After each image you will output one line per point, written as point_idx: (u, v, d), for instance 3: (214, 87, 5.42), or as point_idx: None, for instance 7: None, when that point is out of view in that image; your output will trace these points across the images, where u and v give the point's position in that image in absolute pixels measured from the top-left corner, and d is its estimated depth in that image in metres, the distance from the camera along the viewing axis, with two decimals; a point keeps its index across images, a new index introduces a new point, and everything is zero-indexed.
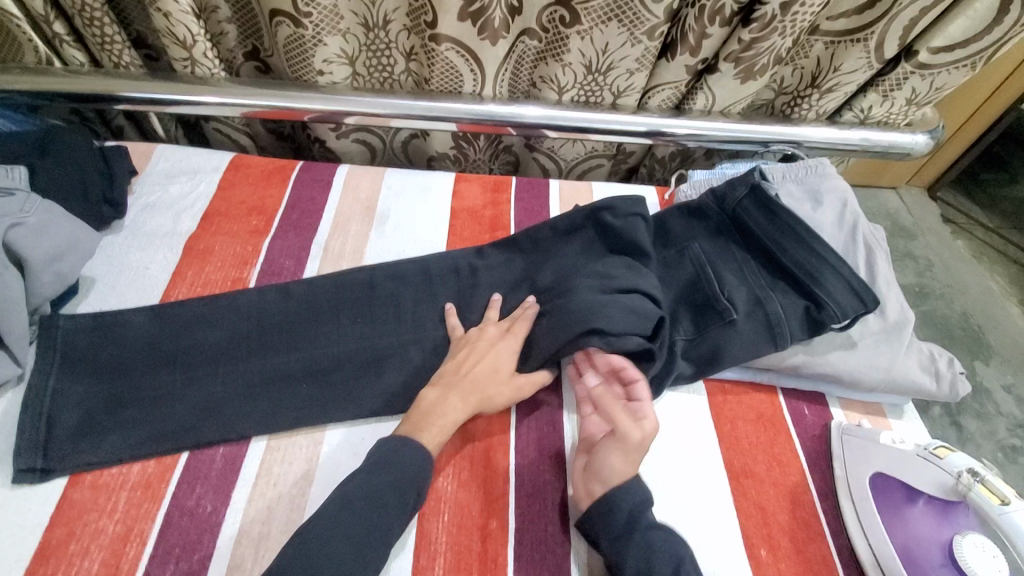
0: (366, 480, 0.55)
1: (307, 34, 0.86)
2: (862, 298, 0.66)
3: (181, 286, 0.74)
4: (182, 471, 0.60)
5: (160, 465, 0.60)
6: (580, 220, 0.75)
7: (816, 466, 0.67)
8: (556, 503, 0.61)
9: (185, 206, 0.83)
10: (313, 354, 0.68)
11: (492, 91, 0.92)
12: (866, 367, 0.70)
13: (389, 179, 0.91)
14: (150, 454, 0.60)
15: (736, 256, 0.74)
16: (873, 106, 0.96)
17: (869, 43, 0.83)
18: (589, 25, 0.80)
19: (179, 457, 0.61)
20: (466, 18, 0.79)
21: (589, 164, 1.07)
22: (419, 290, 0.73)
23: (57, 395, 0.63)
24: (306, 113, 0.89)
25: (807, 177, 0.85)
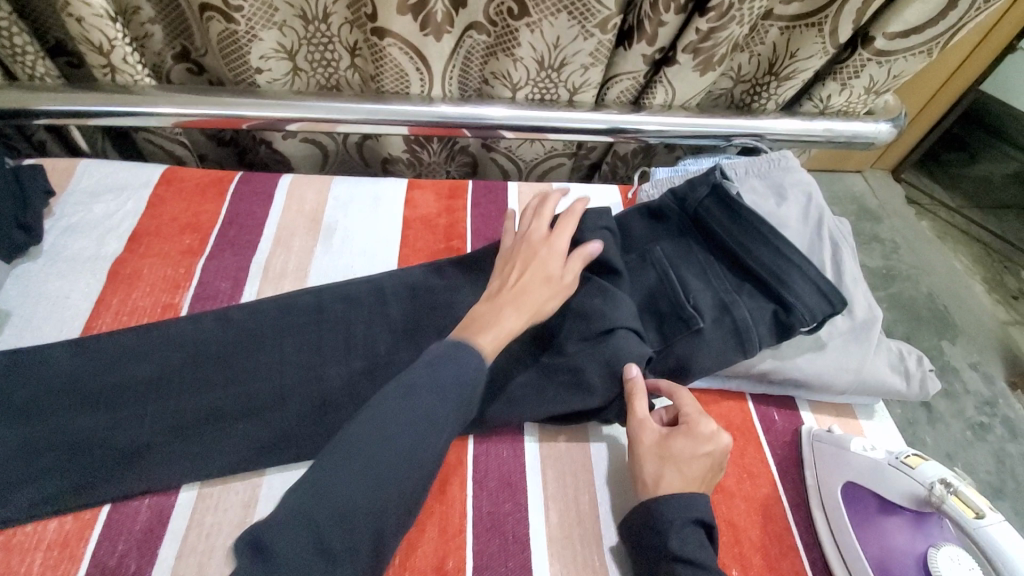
0: (353, 437, 0.49)
1: (241, 29, 0.77)
2: (829, 298, 0.63)
3: (105, 316, 0.68)
4: (104, 527, 0.55)
5: (78, 521, 0.56)
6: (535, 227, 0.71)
7: (787, 475, 0.65)
8: (515, 535, 0.57)
9: (111, 226, 0.77)
10: (252, 385, 0.63)
11: (441, 91, 0.86)
12: (836, 370, 0.68)
13: (335, 188, 0.86)
14: (68, 509, 0.56)
15: (700, 258, 0.70)
16: (832, 95, 0.93)
17: (824, 28, 0.81)
18: (539, 17, 0.76)
19: (99, 511, 0.56)
20: (407, 12, 0.73)
21: (548, 164, 1.03)
22: (366, 310, 0.69)
23: None
24: (244, 121, 0.82)
25: (770, 171, 0.82)
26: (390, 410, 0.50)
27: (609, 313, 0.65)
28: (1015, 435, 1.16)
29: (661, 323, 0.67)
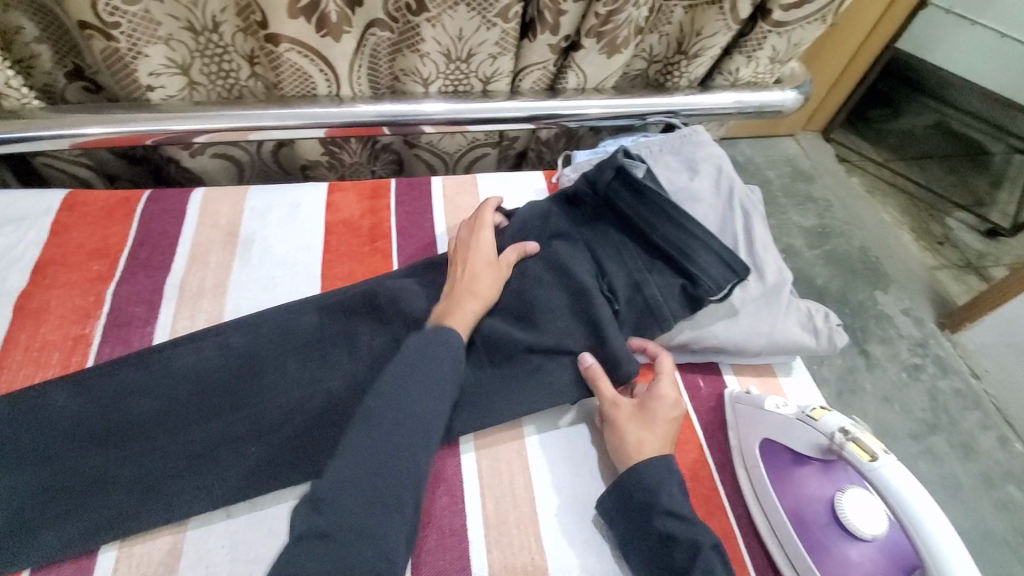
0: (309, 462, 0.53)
1: (122, 47, 0.72)
2: (733, 268, 0.66)
3: (14, 353, 0.66)
4: None
5: None
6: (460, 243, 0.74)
7: (713, 438, 0.68)
8: (453, 527, 0.58)
9: (11, 260, 0.73)
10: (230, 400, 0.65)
11: (351, 90, 0.84)
12: (749, 335, 0.71)
13: (252, 198, 0.84)
14: None
15: (614, 239, 0.72)
16: (740, 68, 0.95)
17: (724, 5, 0.83)
18: (437, 12, 0.75)
19: None
20: (299, 16, 0.71)
21: (473, 154, 1.03)
22: (289, 334, 0.69)
23: None
24: (145, 137, 0.79)
25: (682, 147, 0.85)
26: (390, 389, 0.57)
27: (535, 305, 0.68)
28: (945, 371, 1.24)
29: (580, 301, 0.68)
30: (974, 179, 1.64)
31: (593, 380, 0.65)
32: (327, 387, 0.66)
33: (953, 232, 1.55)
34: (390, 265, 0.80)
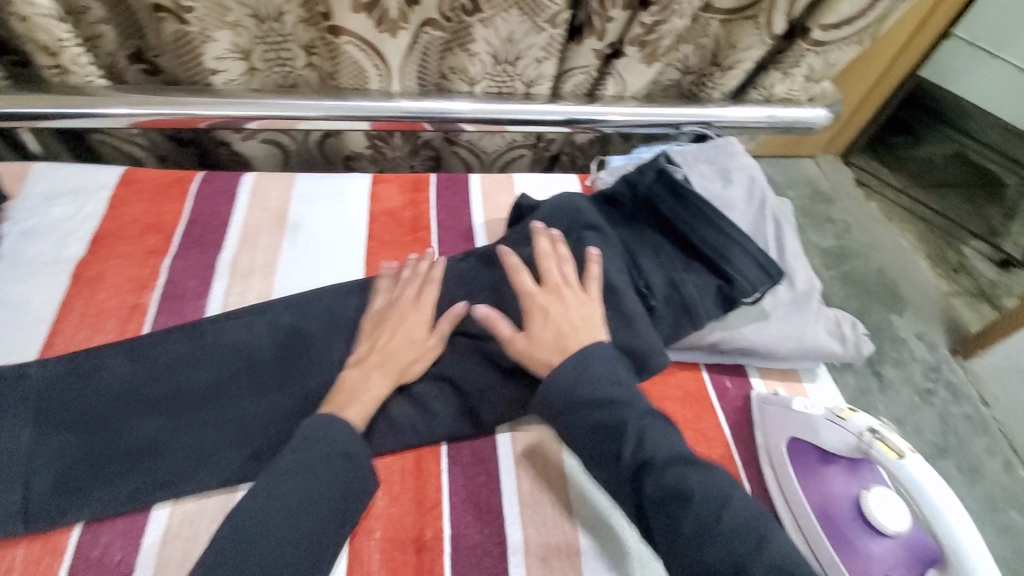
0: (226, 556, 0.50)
1: (194, 31, 0.76)
2: (768, 271, 0.69)
3: (71, 317, 0.69)
4: (74, 552, 0.56)
5: (46, 545, 0.56)
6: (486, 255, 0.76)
7: (740, 436, 0.71)
8: (490, 504, 0.61)
9: (70, 229, 0.76)
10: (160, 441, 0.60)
11: (400, 87, 0.88)
12: (779, 338, 0.73)
13: (299, 185, 0.87)
14: (38, 530, 0.56)
15: (652, 240, 0.74)
16: (775, 84, 0.98)
17: (760, 19, 0.86)
18: (491, 13, 0.79)
19: (72, 532, 0.57)
20: (361, 10, 0.75)
21: (510, 155, 1.06)
22: (336, 309, 0.71)
23: None
24: (200, 121, 0.83)
25: (718, 156, 0.87)
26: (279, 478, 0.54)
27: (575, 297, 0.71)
28: (956, 397, 1.25)
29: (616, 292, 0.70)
30: (989, 208, 1.67)
31: (489, 324, 0.66)
32: None
33: (967, 260, 1.57)
34: (430, 255, 0.83)
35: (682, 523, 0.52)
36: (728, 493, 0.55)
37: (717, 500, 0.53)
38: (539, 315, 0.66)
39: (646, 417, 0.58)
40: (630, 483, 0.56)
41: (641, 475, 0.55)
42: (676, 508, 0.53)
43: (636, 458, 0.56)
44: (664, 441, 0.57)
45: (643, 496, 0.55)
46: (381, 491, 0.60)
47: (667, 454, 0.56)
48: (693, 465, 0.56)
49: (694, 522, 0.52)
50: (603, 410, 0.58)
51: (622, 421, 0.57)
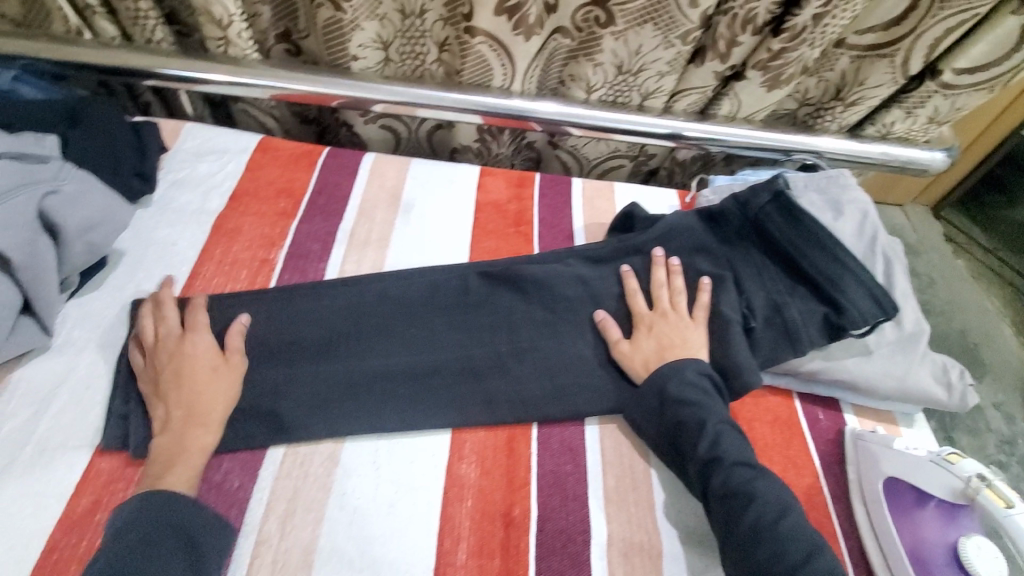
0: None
1: (346, 19, 0.84)
2: (882, 305, 0.67)
3: (209, 264, 0.75)
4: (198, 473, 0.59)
5: None
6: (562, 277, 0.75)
7: (829, 468, 0.69)
8: (577, 493, 0.62)
9: (213, 184, 0.83)
10: (192, 463, 0.57)
11: (521, 87, 0.92)
12: (881, 376, 0.72)
13: (414, 169, 0.92)
14: None
15: (757, 260, 0.74)
16: (895, 122, 0.97)
17: (896, 59, 0.85)
18: (624, 27, 0.82)
19: None
20: (502, 13, 0.79)
21: (610, 163, 1.08)
22: (443, 289, 0.74)
23: (91, 367, 0.65)
24: (333, 98, 0.88)
25: (829, 188, 0.85)
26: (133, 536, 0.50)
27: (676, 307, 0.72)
28: None
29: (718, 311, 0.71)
30: None
31: (604, 330, 0.71)
32: (470, 352, 0.70)
33: None
34: (532, 249, 0.85)
35: (745, 518, 0.55)
36: (790, 504, 0.57)
37: (779, 504, 0.56)
38: (644, 327, 0.71)
39: (723, 423, 0.62)
40: (699, 477, 0.60)
41: (709, 469, 0.59)
42: (738, 506, 0.56)
43: (707, 454, 0.60)
44: (736, 444, 0.61)
45: (708, 488, 0.59)
46: (473, 463, 0.63)
47: (738, 457, 0.60)
48: (762, 472, 0.59)
49: (754, 519, 0.55)
50: (679, 404, 0.64)
51: (701, 421, 0.62)
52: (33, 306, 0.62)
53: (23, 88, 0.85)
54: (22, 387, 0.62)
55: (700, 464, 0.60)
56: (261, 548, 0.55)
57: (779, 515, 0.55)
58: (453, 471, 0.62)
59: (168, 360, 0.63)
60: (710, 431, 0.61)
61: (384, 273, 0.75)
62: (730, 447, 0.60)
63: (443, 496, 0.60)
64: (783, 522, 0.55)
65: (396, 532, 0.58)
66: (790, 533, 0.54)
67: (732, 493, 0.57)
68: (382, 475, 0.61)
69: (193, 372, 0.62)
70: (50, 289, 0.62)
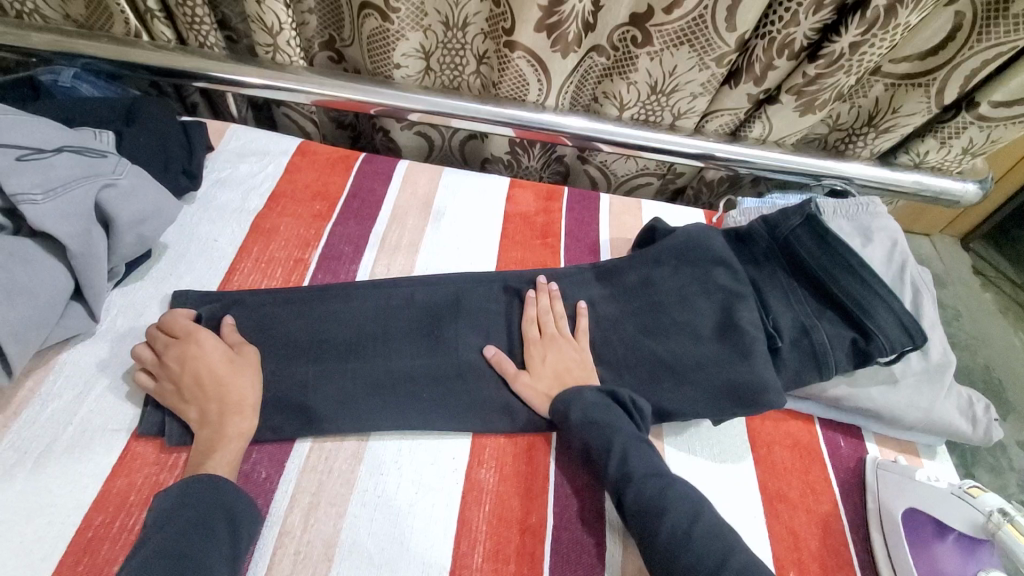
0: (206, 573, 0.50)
1: (392, 29, 0.87)
2: (910, 333, 0.67)
3: (247, 261, 0.78)
4: None
5: None
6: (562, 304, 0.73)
7: (848, 496, 0.69)
8: (593, 505, 0.63)
9: (254, 184, 0.86)
10: (235, 447, 0.60)
11: (555, 102, 0.94)
12: (906, 407, 0.71)
13: (445, 178, 0.94)
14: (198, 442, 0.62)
15: (784, 283, 0.75)
16: (929, 151, 0.96)
17: (930, 90, 0.85)
18: (660, 47, 0.84)
19: None
20: (542, 30, 0.81)
21: (638, 181, 1.10)
22: (469, 294, 0.75)
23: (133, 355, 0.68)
24: (370, 107, 0.91)
25: (857, 214, 0.84)
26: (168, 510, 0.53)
27: (699, 326, 0.72)
28: None
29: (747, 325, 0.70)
30: None
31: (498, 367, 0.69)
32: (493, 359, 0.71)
33: None
34: (558, 262, 0.87)
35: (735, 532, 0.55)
36: (704, 510, 0.57)
37: (691, 515, 0.55)
38: (538, 359, 0.69)
39: (632, 439, 0.61)
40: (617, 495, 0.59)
41: (621, 486, 0.58)
42: (653, 520, 0.55)
43: (618, 473, 0.59)
44: (645, 459, 0.60)
45: (623, 506, 0.57)
46: (493, 468, 0.64)
47: (647, 470, 0.59)
48: (674, 487, 0.58)
49: (669, 532, 0.54)
50: (583, 425, 0.63)
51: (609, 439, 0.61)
52: (83, 293, 0.65)
53: (83, 86, 0.90)
54: (68, 369, 0.65)
55: (613, 482, 0.59)
56: (284, 539, 0.57)
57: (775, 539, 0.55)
58: (472, 476, 0.63)
59: (180, 367, 0.62)
60: (619, 448, 0.60)
61: (409, 279, 0.75)
62: (639, 462, 0.59)
63: (462, 499, 0.61)
64: (697, 531, 0.54)
65: (415, 531, 0.59)
66: (705, 543, 0.53)
67: (647, 508, 0.56)
68: (403, 475, 0.63)
69: (211, 371, 0.62)
70: (97, 277, 0.65)
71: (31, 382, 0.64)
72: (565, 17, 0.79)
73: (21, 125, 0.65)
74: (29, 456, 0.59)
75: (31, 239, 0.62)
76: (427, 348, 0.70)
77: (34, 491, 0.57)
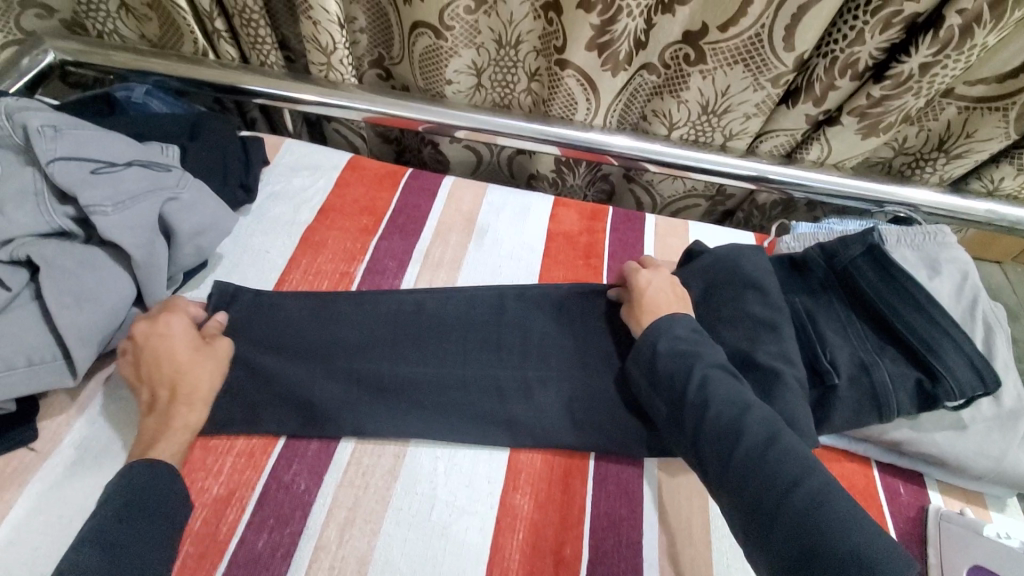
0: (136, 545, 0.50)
1: (446, 46, 0.89)
2: (984, 377, 0.62)
3: (295, 272, 0.80)
4: (273, 466, 0.63)
5: (249, 462, 0.63)
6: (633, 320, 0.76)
7: (909, 549, 0.64)
8: (630, 542, 0.61)
9: (305, 198, 0.89)
10: (180, 438, 0.60)
11: (602, 121, 0.93)
12: (975, 454, 0.66)
13: (490, 195, 0.94)
14: (243, 451, 0.63)
15: (841, 314, 0.71)
16: (1005, 178, 0.89)
17: (1009, 113, 0.79)
18: (713, 66, 0.82)
19: (269, 457, 0.64)
20: (593, 49, 0.81)
21: (685, 202, 1.07)
22: (509, 318, 0.76)
23: None
24: (419, 123, 0.93)
25: (924, 244, 0.79)
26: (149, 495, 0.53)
27: None
28: None
29: (783, 364, 0.65)
30: None
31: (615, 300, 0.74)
32: (532, 378, 0.70)
33: None
34: (600, 283, 0.85)
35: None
36: None
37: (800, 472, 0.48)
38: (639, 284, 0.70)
39: None
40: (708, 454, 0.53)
41: None
42: None
43: None
44: None
45: None
46: (528, 494, 0.63)
47: None
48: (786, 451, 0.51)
49: None
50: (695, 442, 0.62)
51: None
52: (144, 301, 0.69)
53: (153, 101, 0.94)
54: (127, 373, 0.69)
55: None
56: (320, 553, 0.57)
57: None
58: (507, 501, 0.62)
59: (145, 341, 0.63)
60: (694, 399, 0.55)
61: (448, 295, 0.77)
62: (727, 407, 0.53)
63: (496, 525, 0.61)
64: None
65: (448, 554, 0.58)
66: None
67: None
68: (438, 495, 0.62)
69: (171, 357, 0.62)
70: (159, 284, 0.68)
71: (93, 384, 0.67)
72: (617, 36, 0.78)
73: (98, 140, 0.70)
74: (88, 455, 0.62)
75: (99, 247, 0.66)
76: (463, 364, 0.71)
77: (93, 489, 0.60)
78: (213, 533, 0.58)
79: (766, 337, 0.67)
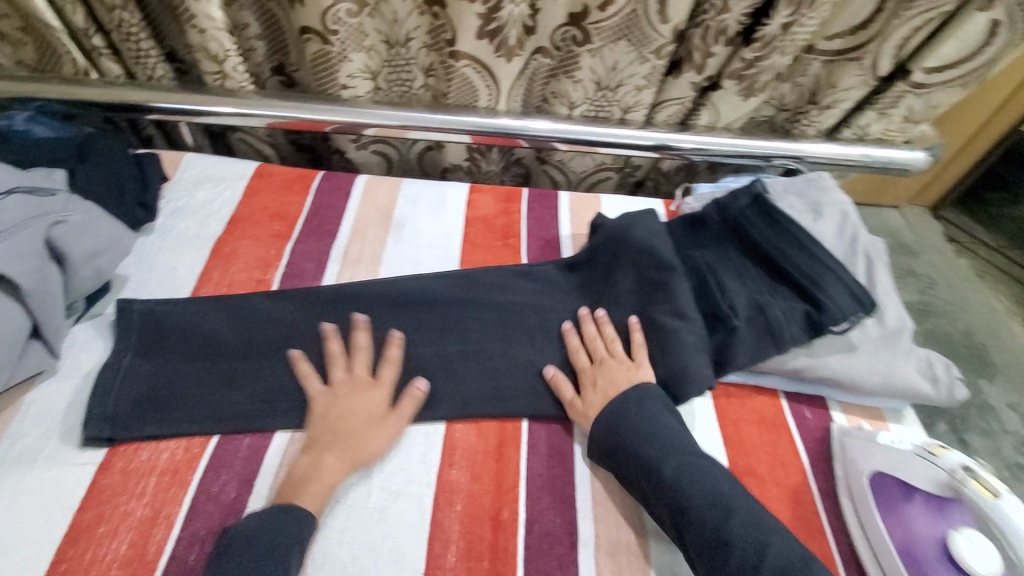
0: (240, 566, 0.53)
1: (335, 50, 0.88)
2: (862, 303, 0.70)
3: (208, 286, 0.78)
4: (200, 479, 0.62)
5: (174, 479, 0.62)
6: (548, 288, 0.80)
7: (817, 467, 0.70)
8: (565, 496, 0.64)
9: (211, 211, 0.87)
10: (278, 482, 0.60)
11: (506, 106, 0.95)
12: (866, 373, 0.73)
13: (405, 188, 0.95)
14: (167, 470, 0.62)
15: (736, 263, 0.76)
16: (871, 123, 0.97)
17: (864, 62, 0.87)
18: (600, 44, 0.86)
19: (194, 472, 0.62)
20: (484, 37, 0.83)
21: (596, 177, 1.12)
22: (430, 303, 0.76)
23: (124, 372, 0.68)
24: (324, 124, 0.92)
25: (807, 190, 0.86)
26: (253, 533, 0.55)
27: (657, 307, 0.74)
28: None
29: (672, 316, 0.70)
30: None
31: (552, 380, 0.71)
32: (458, 359, 0.73)
33: None
34: (520, 261, 0.88)
35: (706, 502, 0.57)
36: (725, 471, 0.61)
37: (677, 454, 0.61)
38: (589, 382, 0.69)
39: (657, 406, 0.66)
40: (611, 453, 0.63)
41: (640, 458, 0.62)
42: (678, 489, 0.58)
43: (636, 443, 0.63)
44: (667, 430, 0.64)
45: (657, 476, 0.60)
46: (463, 468, 0.65)
47: (673, 435, 0.63)
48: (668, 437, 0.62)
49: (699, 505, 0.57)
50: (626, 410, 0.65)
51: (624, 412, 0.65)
52: (42, 331, 0.65)
53: (38, 128, 0.87)
54: (37, 403, 0.65)
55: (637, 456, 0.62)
56: None
57: (740, 500, 0.57)
58: (443, 477, 0.64)
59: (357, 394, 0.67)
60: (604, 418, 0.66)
61: (359, 285, 0.77)
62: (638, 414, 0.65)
63: (434, 502, 0.62)
64: (717, 499, 0.57)
65: (389, 536, 0.59)
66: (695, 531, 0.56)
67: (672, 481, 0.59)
68: (375, 483, 0.63)
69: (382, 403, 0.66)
70: (56, 310, 0.65)
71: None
72: (505, 22, 0.81)
73: None
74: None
75: None
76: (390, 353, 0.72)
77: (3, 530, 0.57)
78: (142, 555, 0.56)
79: (662, 295, 0.74)
